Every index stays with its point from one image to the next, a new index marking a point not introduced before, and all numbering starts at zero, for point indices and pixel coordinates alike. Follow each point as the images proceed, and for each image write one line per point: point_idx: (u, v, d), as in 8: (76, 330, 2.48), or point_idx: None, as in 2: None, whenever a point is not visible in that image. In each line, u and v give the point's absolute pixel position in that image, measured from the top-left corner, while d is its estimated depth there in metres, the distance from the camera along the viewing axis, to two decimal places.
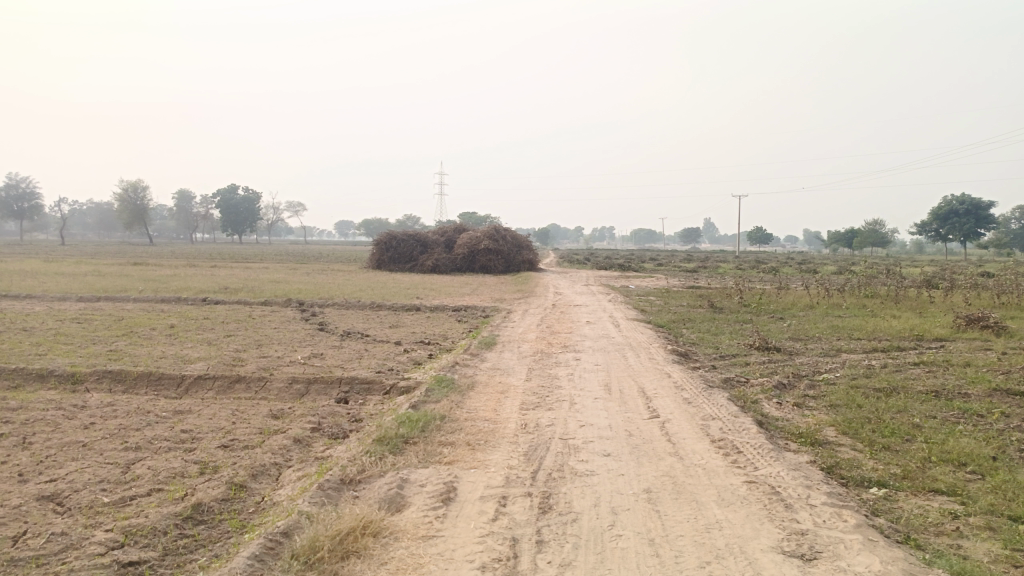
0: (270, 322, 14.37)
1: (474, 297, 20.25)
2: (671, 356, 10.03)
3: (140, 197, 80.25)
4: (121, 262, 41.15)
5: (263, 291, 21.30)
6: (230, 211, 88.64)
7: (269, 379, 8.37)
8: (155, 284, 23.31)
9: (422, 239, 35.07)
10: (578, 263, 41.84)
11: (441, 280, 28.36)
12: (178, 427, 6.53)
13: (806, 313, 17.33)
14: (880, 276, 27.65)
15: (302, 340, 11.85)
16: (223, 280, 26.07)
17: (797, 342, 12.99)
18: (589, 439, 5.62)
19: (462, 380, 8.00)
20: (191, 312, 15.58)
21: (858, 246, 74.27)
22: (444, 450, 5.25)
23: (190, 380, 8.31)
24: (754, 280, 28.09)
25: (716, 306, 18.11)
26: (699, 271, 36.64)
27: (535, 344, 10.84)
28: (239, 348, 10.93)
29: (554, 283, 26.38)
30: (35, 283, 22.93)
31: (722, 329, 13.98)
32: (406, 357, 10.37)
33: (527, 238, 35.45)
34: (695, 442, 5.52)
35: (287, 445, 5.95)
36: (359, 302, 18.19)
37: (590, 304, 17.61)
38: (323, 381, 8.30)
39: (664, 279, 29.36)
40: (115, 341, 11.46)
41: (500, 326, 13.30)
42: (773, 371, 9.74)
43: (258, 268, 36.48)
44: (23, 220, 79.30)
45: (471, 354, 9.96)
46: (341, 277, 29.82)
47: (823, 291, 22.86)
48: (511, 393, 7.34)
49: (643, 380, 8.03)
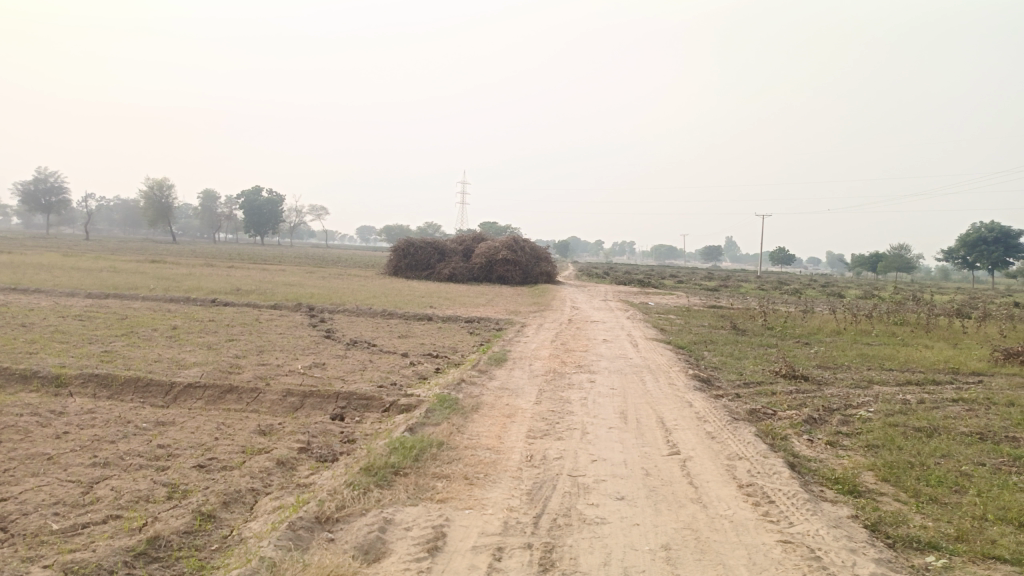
0: (276, 327, 13.92)
1: (488, 309, 19.71)
2: (692, 382, 9.41)
3: (166, 194, 80.76)
4: (140, 258, 41.19)
5: (275, 294, 20.89)
6: (252, 212, 88.94)
7: (262, 390, 7.87)
8: (168, 283, 22.99)
9: (440, 247, 34.65)
10: (597, 278, 41.18)
11: (458, 289, 27.90)
12: (155, 441, 6.03)
13: (833, 339, 16.57)
14: (908, 303, 26.77)
15: (306, 348, 11.36)
16: (237, 281, 25.75)
17: (826, 370, 12.28)
18: (600, 478, 5.03)
19: (467, 401, 7.44)
20: (197, 314, 15.17)
21: (883, 270, 72.79)
22: (438, 485, 4.70)
23: (179, 388, 7.84)
24: (777, 302, 27.30)
25: (738, 328, 17.43)
26: (720, 289, 35.93)
27: (547, 362, 10.27)
28: (238, 354, 10.46)
29: (573, 296, 25.75)
30: (49, 277, 22.74)
31: (746, 354, 13.31)
32: (411, 371, 9.83)
33: (546, 250, 34.88)
34: (720, 488, 4.91)
35: (268, 468, 5.42)
36: (370, 310, 17.71)
37: (608, 322, 16.97)
38: (319, 395, 7.79)
39: (685, 297, 28.66)
40: (112, 342, 11.03)
41: (513, 341, 12.73)
42: (802, 403, 9.06)
43: (274, 270, 36.13)
44: (50, 213, 80.15)
45: (479, 371, 9.40)
46: (356, 282, 29.41)
47: (849, 316, 22.06)
48: (518, 417, 6.77)
49: (662, 409, 7.41)
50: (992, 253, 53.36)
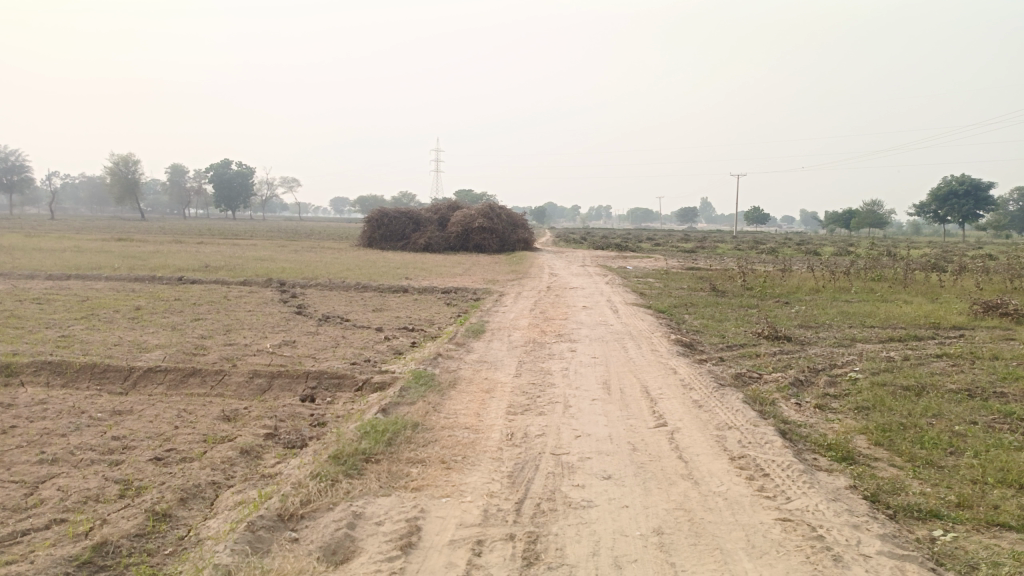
0: (246, 304, 13.46)
1: (465, 279, 19.34)
2: (676, 347, 9.16)
3: (132, 170, 78.76)
4: (106, 237, 40.11)
5: (245, 270, 20.31)
6: (222, 186, 87.17)
7: (227, 372, 7.48)
8: (133, 262, 22.27)
9: (415, 217, 34.07)
10: (573, 242, 40.89)
11: (434, 259, 27.45)
12: (109, 433, 5.64)
13: (813, 297, 16.44)
14: (883, 258, 26.78)
15: (275, 326, 10.94)
16: (206, 257, 25.09)
17: (808, 330, 12.11)
18: (585, 456, 4.75)
19: (444, 376, 7.11)
20: (163, 293, 14.62)
21: (856, 227, 73.33)
22: (413, 472, 4.39)
23: (139, 374, 7.42)
24: (754, 261, 27.20)
25: (718, 290, 17.24)
26: (697, 250, 35.79)
27: (526, 332, 9.97)
28: (204, 334, 10.01)
29: (551, 263, 25.42)
30: (9, 259, 21.95)
31: (727, 316, 13.10)
32: (385, 346, 9.47)
33: (522, 216, 34.44)
34: (711, 462, 4.65)
35: (231, 458, 5.07)
36: (344, 283, 17.24)
37: (587, 288, 16.69)
38: (287, 376, 7.41)
39: (663, 260, 28.47)
40: (70, 325, 10.52)
41: (490, 311, 12.39)
42: (787, 365, 8.86)
43: (245, 245, 35.31)
44: (13, 193, 77.96)
45: (456, 344, 9.07)
46: (330, 254, 28.83)
47: (826, 274, 21.98)
48: (497, 393, 6.46)
49: (647, 377, 7.15)
50: (962, 206, 53.90)
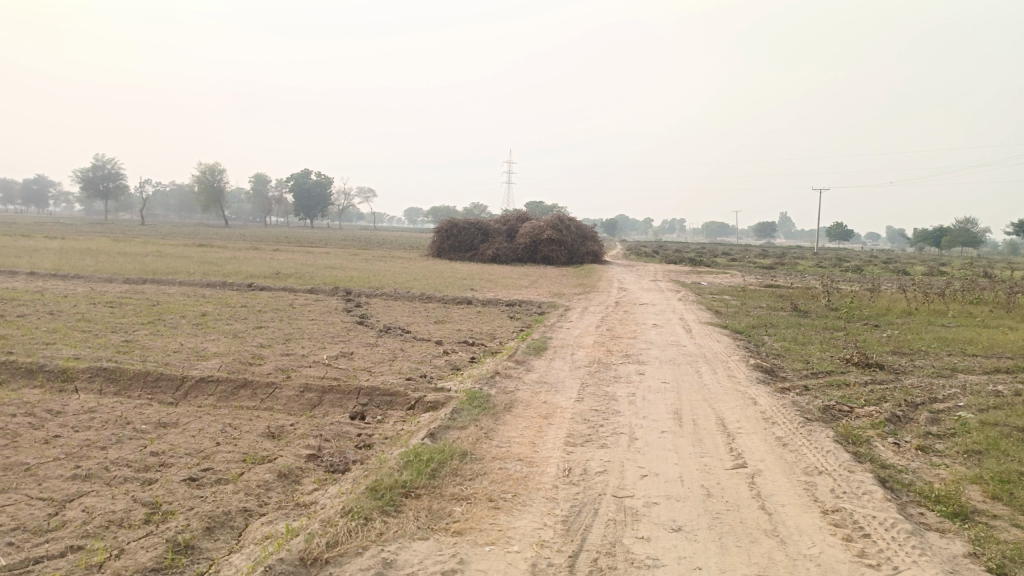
0: (309, 312, 13.36)
1: (531, 292, 18.87)
2: (755, 373, 8.44)
3: (217, 179, 81.81)
4: (188, 243, 41.62)
5: (313, 277, 20.41)
6: (301, 195, 89.63)
7: (278, 385, 7.21)
8: (208, 268, 22.76)
9: (484, 228, 33.93)
10: (645, 256, 39.93)
11: (502, 270, 27.10)
12: (149, 447, 5.40)
13: (904, 321, 15.26)
14: (980, 279, 24.92)
15: (335, 336, 10.72)
16: (278, 264, 25.48)
17: (901, 357, 11.11)
18: (652, 501, 4.19)
19: (501, 398, 6.64)
20: (231, 299, 14.71)
21: (947, 245, 69.53)
22: (456, 511, 3.93)
23: (191, 384, 7.25)
24: (837, 280, 25.81)
25: (800, 310, 16.23)
26: (776, 267, 34.31)
27: (592, 351, 9.42)
28: (263, 343, 9.86)
29: (621, 277, 24.70)
30: (93, 263, 22.72)
31: (810, 339, 12.20)
32: (443, 361, 9.07)
33: (593, 229, 33.84)
34: (800, 516, 4.02)
35: (266, 482, 4.73)
36: (409, 293, 17.05)
37: (658, 304, 15.98)
38: (338, 391, 7.09)
39: (739, 276, 27.34)
40: (135, 331, 10.56)
41: (555, 327, 11.88)
42: (881, 398, 8.02)
43: (319, 252, 35.93)
44: (109, 200, 82.27)
45: (517, 362, 8.60)
46: (399, 264, 28.88)
47: (918, 296, 20.53)
48: (556, 419, 5.94)
49: (723, 407, 6.51)
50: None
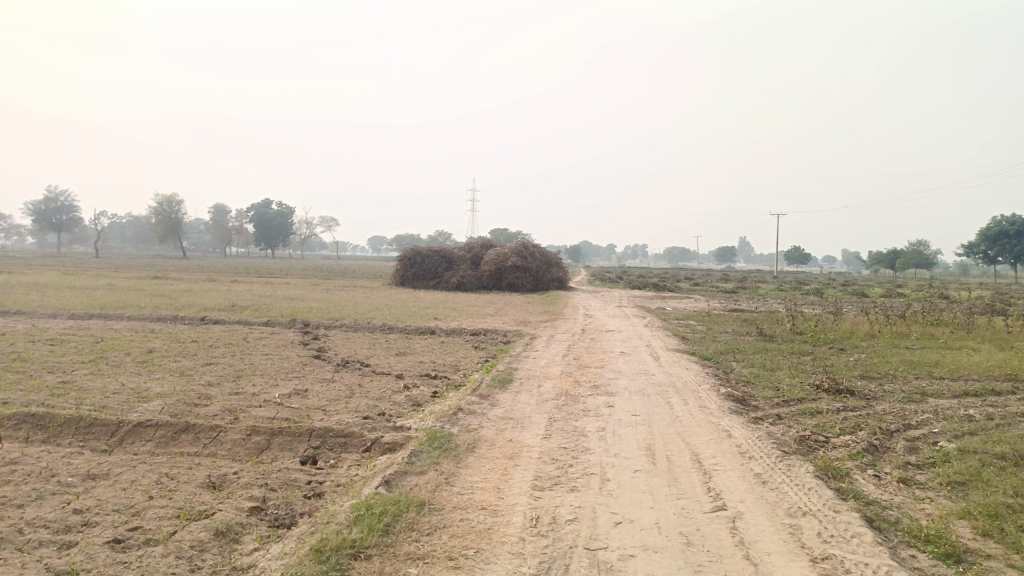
0: (263, 346, 12.80)
1: (496, 320, 18.52)
2: (727, 403, 8.16)
3: (175, 210, 80.15)
4: (143, 275, 40.42)
5: (271, 310, 19.75)
6: (262, 225, 88.31)
7: (223, 429, 6.71)
8: (161, 301, 21.92)
9: (447, 255, 33.54)
10: (609, 282, 39.87)
11: (466, 299, 26.71)
12: (72, 504, 4.86)
13: (869, 344, 15.22)
14: (938, 301, 25.24)
15: (289, 371, 10.19)
16: (235, 296, 24.71)
17: (870, 381, 10.97)
18: (628, 553, 3.83)
19: (463, 438, 6.23)
20: (182, 334, 14.05)
21: (902, 266, 71.10)
22: (412, 575, 3.51)
23: (128, 429, 6.71)
24: (799, 303, 25.93)
25: (766, 335, 16.14)
26: (738, 291, 34.65)
27: (559, 383, 9.08)
28: (211, 381, 9.30)
29: (586, 303, 24.49)
30: (38, 297, 21.72)
31: (779, 364, 12.03)
32: (403, 397, 8.63)
33: (557, 256, 33.69)
34: (788, 566, 3.69)
35: (201, 542, 4.24)
36: (370, 324, 16.54)
37: (625, 331, 15.75)
38: (288, 433, 6.61)
39: (704, 301, 27.34)
40: (74, 370, 9.91)
41: (520, 357, 11.50)
42: (856, 426, 7.81)
43: (278, 283, 35.20)
44: (62, 232, 80.04)
45: (480, 396, 8.19)
46: (361, 293, 28.30)
47: (880, 317, 20.67)
48: (522, 460, 5.55)
49: (697, 441, 6.20)
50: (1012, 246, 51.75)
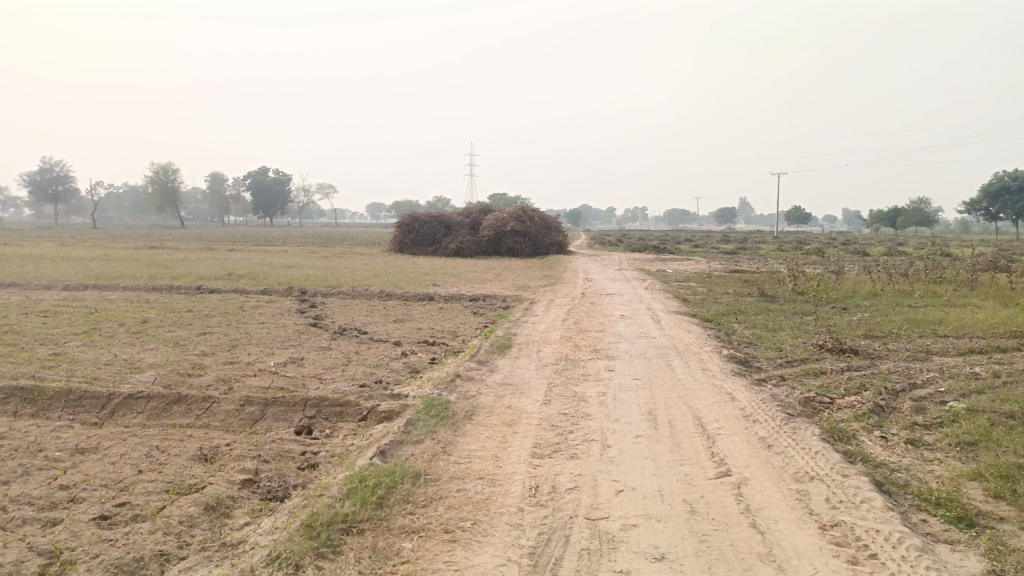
0: (260, 315, 12.65)
1: (495, 285, 18.35)
2: (730, 365, 8.01)
3: (170, 179, 79.48)
4: (140, 245, 40.11)
5: (268, 278, 19.57)
6: (259, 193, 87.62)
7: (216, 400, 6.58)
8: (157, 271, 21.72)
9: (446, 221, 33.26)
10: (609, 244, 39.62)
11: (465, 264, 26.51)
12: (59, 480, 4.73)
13: (872, 303, 15.05)
14: (940, 257, 25.00)
15: (285, 340, 10.04)
16: (232, 265, 24.51)
17: (874, 341, 10.82)
18: (631, 523, 3.70)
19: (460, 405, 6.09)
20: (177, 304, 13.88)
21: (902, 224, 70.62)
22: (406, 550, 3.38)
23: (119, 401, 6.57)
24: (801, 263, 25.70)
25: (768, 295, 15.97)
26: (738, 252, 34.46)
27: (559, 347, 8.93)
28: (205, 351, 9.16)
29: (585, 267, 24.29)
30: (33, 269, 21.50)
31: (782, 325, 11.88)
32: (401, 364, 8.49)
33: (557, 219, 33.39)
34: (796, 534, 3.56)
35: (190, 518, 4.11)
36: (367, 291, 16.36)
37: (625, 294, 15.58)
38: (282, 403, 6.48)
39: (705, 262, 27.13)
40: (66, 342, 9.76)
41: (519, 322, 11.34)
42: (861, 387, 7.67)
43: (276, 251, 34.93)
44: (58, 204, 79.51)
45: (479, 362, 8.05)
46: (359, 260, 28.09)
47: (882, 276, 20.49)
48: (521, 428, 5.41)
49: (700, 405, 6.06)
50: (1013, 202, 51.25)
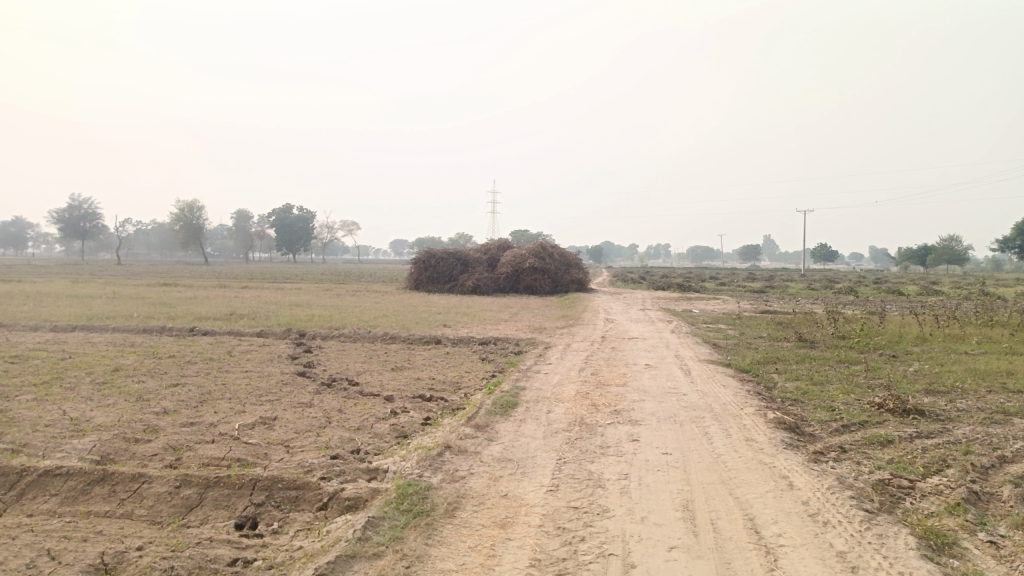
0: (247, 362, 11.47)
1: (510, 327, 17.10)
2: (778, 434, 6.67)
3: (195, 217, 79.53)
4: (153, 282, 39.31)
5: (270, 318, 18.45)
6: (282, 230, 87.55)
7: (151, 478, 5.37)
8: (157, 310, 20.71)
9: (463, 258, 32.19)
10: (632, 283, 38.34)
11: (479, 303, 25.27)
12: None
13: (923, 351, 13.56)
14: (987, 295, 23.30)
15: (262, 394, 8.83)
16: (237, 304, 23.50)
17: (938, 398, 9.37)
18: None
19: (444, 493, 4.81)
20: (161, 349, 12.76)
21: (932, 263, 68.52)
22: None
23: (32, 480, 5.39)
24: (836, 304, 24.15)
25: (806, 340, 14.53)
26: (766, 291, 33.09)
27: (574, 407, 7.63)
28: (166, 408, 7.96)
29: (607, 307, 22.99)
30: (31, 309, 20.56)
31: (830, 377, 10.45)
32: (387, 426, 7.23)
33: (577, 257, 32.18)
34: None
35: None
36: (370, 334, 15.15)
37: (649, 338, 14.27)
38: (229, 484, 5.26)
39: (733, 302, 25.64)
40: (16, 396, 8.62)
41: (530, 374, 10.05)
42: (942, 463, 6.26)
43: (289, 289, 33.94)
44: (83, 240, 79.87)
45: (477, 426, 6.78)
46: (371, 299, 26.99)
47: (927, 318, 18.95)
48: (517, 532, 4.13)
49: (751, 496, 4.74)
50: None
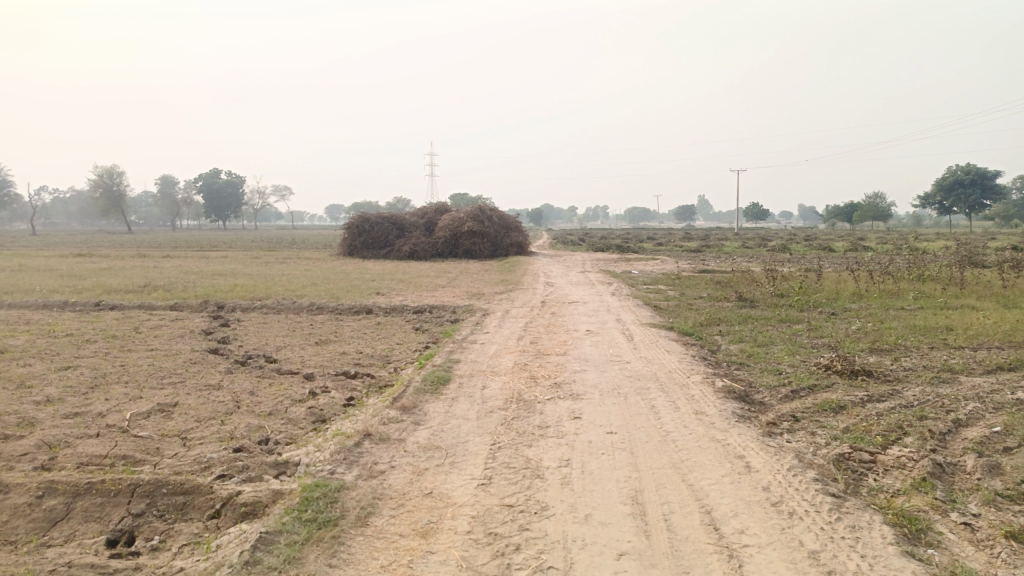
0: (155, 339, 10.45)
1: (446, 293, 16.39)
2: (730, 405, 6.20)
3: (115, 183, 75.33)
4: (68, 252, 36.80)
5: (188, 289, 17.22)
6: (210, 195, 83.99)
7: (8, 487, 4.52)
8: (66, 283, 19.16)
9: (399, 221, 31.12)
10: (571, 245, 37.92)
11: (415, 268, 24.41)
12: None
13: (862, 308, 13.45)
14: (916, 248, 23.69)
15: (166, 376, 7.92)
16: (155, 275, 22.02)
17: (883, 358, 9.13)
18: None
19: (358, 494, 4.14)
20: (59, 327, 11.57)
21: (858, 220, 70.50)
22: None
23: None
24: (772, 262, 24.21)
25: (747, 300, 14.29)
26: (703, 250, 33.11)
27: (511, 381, 7.01)
28: (49, 397, 6.99)
29: (546, 269, 22.46)
30: None
31: (774, 338, 10.12)
32: (303, 410, 6.47)
33: (516, 218, 31.51)
34: None
35: None
36: (296, 304, 14.22)
37: (590, 302, 13.77)
38: (105, 490, 4.45)
39: (672, 262, 25.45)
40: None
41: (466, 344, 9.39)
42: (899, 431, 5.88)
43: (216, 257, 32.21)
44: None
45: (404, 408, 6.10)
46: (302, 266, 25.77)
47: (861, 275, 19.05)
48: (442, 543, 3.49)
49: (708, 484, 4.20)
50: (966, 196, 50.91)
